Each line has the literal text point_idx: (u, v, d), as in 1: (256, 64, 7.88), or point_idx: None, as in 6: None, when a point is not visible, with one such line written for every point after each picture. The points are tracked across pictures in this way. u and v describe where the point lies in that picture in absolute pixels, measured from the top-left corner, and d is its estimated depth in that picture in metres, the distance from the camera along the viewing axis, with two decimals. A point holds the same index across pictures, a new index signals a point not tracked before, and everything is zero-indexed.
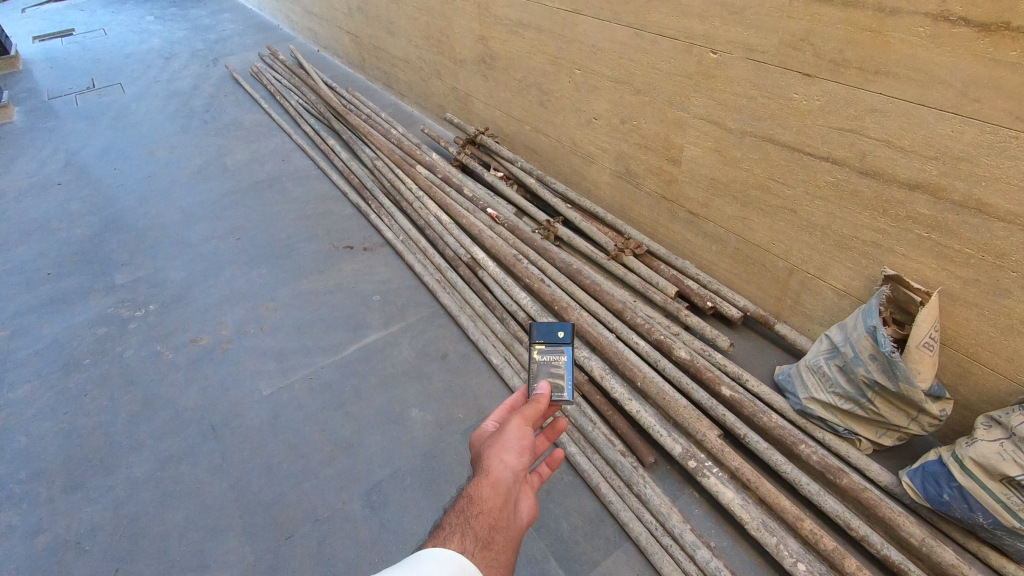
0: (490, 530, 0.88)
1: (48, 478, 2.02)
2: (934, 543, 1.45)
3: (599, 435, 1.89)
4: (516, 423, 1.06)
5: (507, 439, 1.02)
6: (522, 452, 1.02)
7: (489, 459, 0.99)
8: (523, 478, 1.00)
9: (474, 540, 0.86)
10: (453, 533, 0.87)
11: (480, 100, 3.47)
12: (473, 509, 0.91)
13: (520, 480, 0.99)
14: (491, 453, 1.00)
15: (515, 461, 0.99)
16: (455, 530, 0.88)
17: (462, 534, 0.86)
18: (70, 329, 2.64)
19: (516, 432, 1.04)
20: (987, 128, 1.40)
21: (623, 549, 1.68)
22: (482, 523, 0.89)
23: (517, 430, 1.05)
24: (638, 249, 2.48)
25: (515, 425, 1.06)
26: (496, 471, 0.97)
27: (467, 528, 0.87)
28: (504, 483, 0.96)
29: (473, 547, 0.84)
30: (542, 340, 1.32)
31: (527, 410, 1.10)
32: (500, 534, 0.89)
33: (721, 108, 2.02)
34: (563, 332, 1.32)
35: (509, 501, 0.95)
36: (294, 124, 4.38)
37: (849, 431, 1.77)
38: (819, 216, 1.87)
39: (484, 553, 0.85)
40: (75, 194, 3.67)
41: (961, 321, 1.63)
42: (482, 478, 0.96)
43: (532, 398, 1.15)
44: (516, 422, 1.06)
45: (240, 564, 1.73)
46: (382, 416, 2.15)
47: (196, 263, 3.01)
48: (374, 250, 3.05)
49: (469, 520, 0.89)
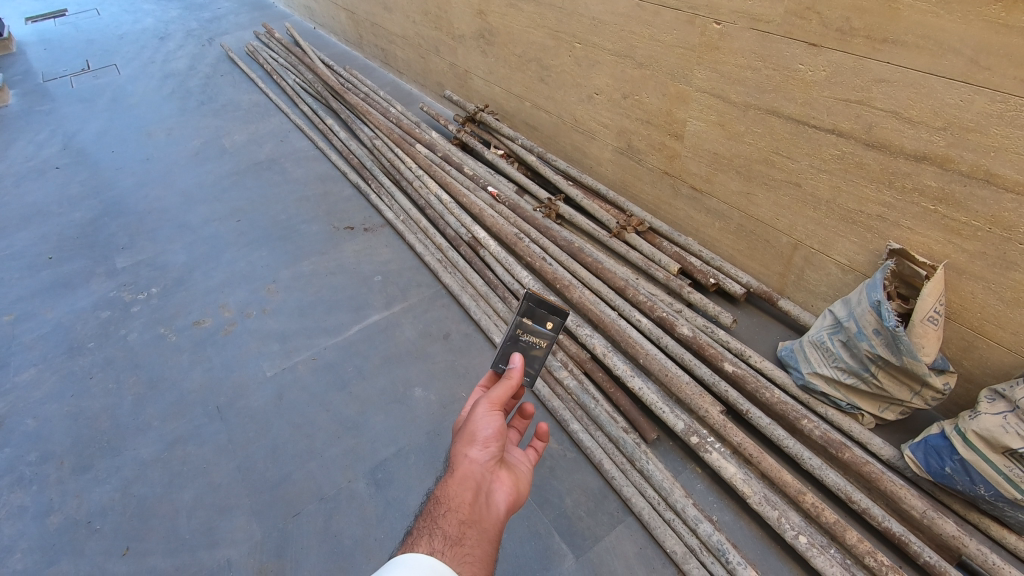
0: (460, 526, 0.93)
1: (57, 460, 2.04)
2: (935, 515, 1.46)
3: (601, 412, 1.89)
4: (482, 410, 1.10)
5: (474, 432, 1.07)
6: (488, 442, 1.06)
7: (457, 456, 1.04)
8: (492, 468, 1.04)
9: (443, 539, 0.90)
10: (423, 537, 0.92)
11: (479, 77, 3.41)
12: (442, 508, 0.97)
13: (490, 471, 1.04)
14: (458, 450, 1.05)
15: (481, 453, 1.04)
16: (424, 533, 0.93)
17: (431, 537, 0.91)
18: (74, 312, 2.65)
19: (482, 423, 1.08)
20: (998, 96, 1.37)
21: (626, 524, 1.70)
22: (452, 522, 0.94)
23: (484, 420, 1.09)
24: (639, 226, 2.46)
25: (482, 414, 1.10)
26: (462, 467, 1.02)
27: (436, 529, 0.92)
28: (472, 477, 1.01)
29: (442, 546, 0.89)
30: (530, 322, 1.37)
31: (497, 393, 1.15)
32: (472, 529, 0.94)
33: (725, 81, 1.98)
34: (552, 322, 1.37)
35: (479, 494, 0.99)
36: (292, 104, 4.34)
37: (852, 406, 1.77)
38: (823, 190, 1.84)
39: (455, 550, 0.89)
40: (74, 178, 3.65)
41: (967, 294, 1.61)
42: (451, 476, 1.02)
43: (505, 379, 1.19)
44: (483, 411, 1.10)
45: (249, 542, 1.75)
46: (386, 396, 2.17)
47: (198, 245, 3.00)
48: (374, 230, 3.03)
49: (437, 520, 0.94)
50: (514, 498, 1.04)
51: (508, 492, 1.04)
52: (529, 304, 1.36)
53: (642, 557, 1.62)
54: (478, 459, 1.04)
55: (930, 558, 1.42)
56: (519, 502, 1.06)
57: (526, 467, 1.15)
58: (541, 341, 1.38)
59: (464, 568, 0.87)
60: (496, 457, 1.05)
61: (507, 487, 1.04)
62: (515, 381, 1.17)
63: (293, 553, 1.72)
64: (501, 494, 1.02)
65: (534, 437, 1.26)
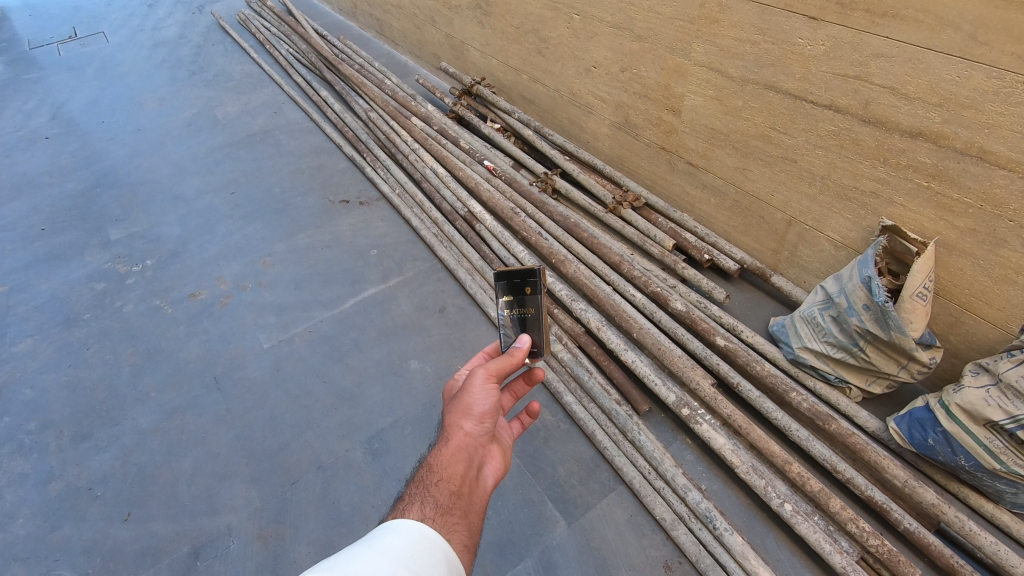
0: (451, 496, 0.95)
1: (56, 429, 2.06)
2: (916, 484, 1.50)
3: (595, 384, 1.92)
4: (481, 382, 1.12)
5: (470, 405, 1.10)
6: (483, 417, 1.10)
7: (452, 428, 1.08)
8: (483, 442, 1.09)
9: (434, 507, 0.92)
10: (413, 503, 0.93)
11: (476, 48, 3.37)
12: (433, 477, 0.99)
13: (481, 445, 1.08)
14: (453, 422, 1.08)
15: (475, 427, 1.08)
16: (416, 499, 0.94)
17: (422, 503, 0.93)
18: (69, 284, 2.64)
19: (479, 395, 1.10)
20: (994, 73, 1.37)
21: (617, 492, 1.75)
22: (443, 491, 0.96)
23: (480, 393, 1.11)
24: (636, 202, 2.46)
25: (479, 386, 1.12)
26: (457, 439, 1.05)
27: (427, 496, 0.94)
28: (465, 450, 1.04)
29: (433, 514, 0.91)
30: (510, 300, 1.33)
31: (494, 364, 1.15)
32: (462, 500, 0.97)
33: (723, 54, 1.97)
34: (531, 287, 1.31)
35: (470, 466, 1.03)
36: (285, 75, 4.28)
37: (840, 379, 1.80)
38: (819, 166, 1.85)
39: (445, 518, 0.91)
40: (64, 148, 3.60)
41: (956, 271, 1.64)
42: (445, 447, 1.05)
43: (509, 353, 1.20)
44: (481, 382, 1.12)
45: (248, 509, 1.79)
46: (383, 368, 2.19)
47: (192, 218, 2.99)
48: (370, 204, 3.02)
49: (429, 488, 0.96)
50: (500, 472, 1.10)
51: (495, 466, 1.10)
52: (501, 284, 1.33)
53: (633, 524, 1.67)
54: (472, 432, 1.08)
55: (910, 525, 1.47)
56: (504, 475, 1.11)
57: (508, 441, 1.20)
58: (531, 309, 1.32)
59: (454, 536, 0.89)
60: (490, 431, 1.10)
61: (496, 462, 1.09)
62: (515, 357, 1.17)
63: (292, 519, 1.76)
64: (490, 468, 1.07)
65: (522, 412, 1.33)
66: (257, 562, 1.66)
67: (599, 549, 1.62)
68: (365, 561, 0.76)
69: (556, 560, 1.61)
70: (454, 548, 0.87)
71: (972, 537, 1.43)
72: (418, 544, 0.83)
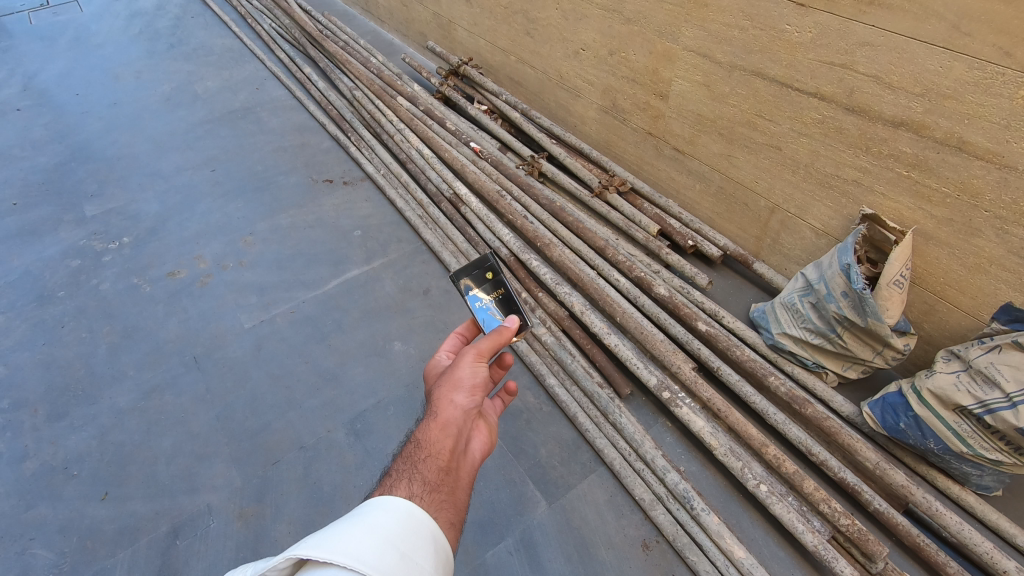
0: (438, 472, 0.96)
1: (30, 407, 2.02)
2: (887, 466, 1.54)
3: (578, 367, 1.93)
4: (470, 359, 1.13)
5: (459, 380, 1.11)
6: (473, 391, 1.11)
7: (441, 402, 1.08)
8: (472, 417, 1.09)
9: (421, 484, 0.92)
10: (400, 480, 0.93)
11: (463, 28, 3.33)
12: (422, 453, 1.00)
13: (470, 419, 1.09)
14: (443, 395, 1.09)
15: (465, 401, 1.09)
16: (403, 476, 0.94)
17: (409, 480, 0.93)
18: (42, 260, 2.58)
19: (468, 370, 1.12)
20: (975, 64, 1.39)
21: (597, 473, 1.77)
22: (431, 467, 0.96)
23: (469, 368, 1.13)
24: (622, 186, 2.46)
25: (468, 362, 1.13)
26: (446, 413, 1.06)
27: (415, 473, 0.95)
28: (454, 424, 1.05)
29: (420, 491, 0.91)
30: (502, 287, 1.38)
31: (484, 343, 1.17)
32: (450, 476, 0.97)
33: (712, 39, 1.97)
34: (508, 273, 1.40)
35: (458, 441, 1.04)
36: (267, 50, 4.18)
37: (817, 364, 1.84)
38: (802, 154, 1.86)
39: (433, 495, 0.91)
40: (36, 121, 3.49)
41: (932, 260, 1.67)
42: (434, 421, 1.05)
43: (497, 331, 1.20)
44: (470, 359, 1.13)
45: (229, 488, 1.79)
46: (365, 349, 2.18)
47: (171, 195, 2.92)
48: (354, 183, 2.98)
49: (417, 465, 0.97)
50: (488, 447, 1.11)
51: (483, 441, 1.11)
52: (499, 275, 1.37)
53: (612, 504, 1.70)
54: (462, 405, 1.09)
55: (879, 506, 1.51)
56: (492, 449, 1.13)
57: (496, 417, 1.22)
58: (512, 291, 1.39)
59: (441, 513, 0.89)
60: (479, 406, 1.11)
61: (484, 437, 1.10)
62: (505, 335, 1.18)
63: (273, 498, 1.76)
64: (478, 442, 1.09)
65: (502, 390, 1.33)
66: (238, 541, 1.66)
67: (579, 528, 1.65)
68: (353, 538, 0.76)
69: (536, 539, 1.63)
70: (440, 526, 0.88)
71: (939, 518, 1.48)
72: (406, 523, 0.83)
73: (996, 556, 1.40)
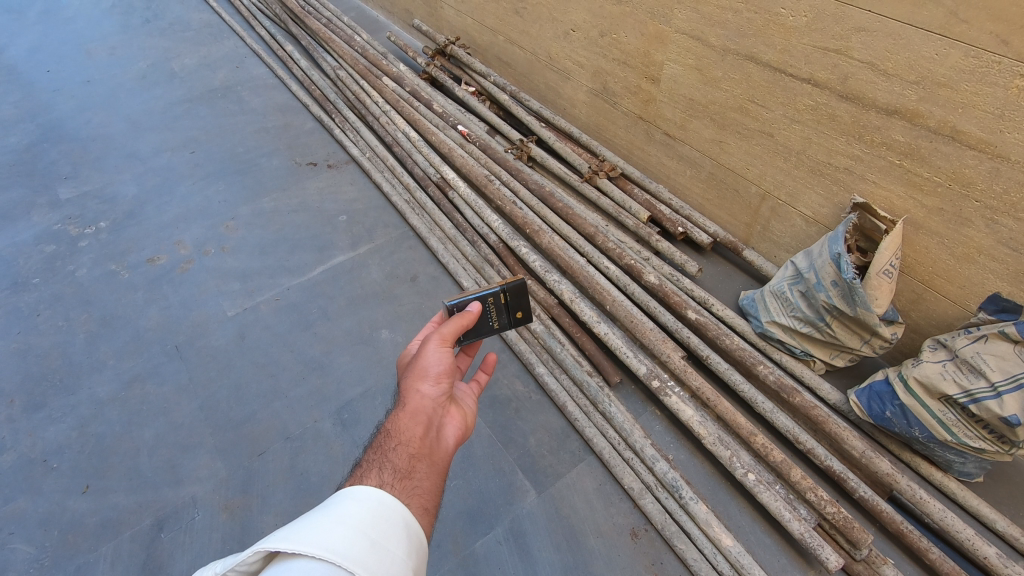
0: (410, 460, 0.95)
1: (6, 398, 1.97)
2: (872, 455, 1.56)
3: (567, 355, 1.92)
4: (434, 345, 1.13)
5: (425, 367, 1.10)
6: (440, 378, 1.11)
7: (409, 391, 1.08)
8: (442, 404, 1.09)
9: (392, 472, 0.91)
10: (371, 469, 0.92)
11: (450, 6, 3.24)
12: (392, 442, 0.99)
13: (440, 405, 1.08)
14: (409, 384, 1.08)
15: (433, 388, 1.09)
16: (374, 465, 0.93)
17: (380, 469, 0.91)
18: (15, 245, 2.50)
19: (433, 358, 1.11)
20: (971, 51, 1.37)
21: (586, 462, 1.77)
22: (401, 456, 0.95)
23: (434, 355, 1.12)
24: (612, 171, 2.42)
25: (433, 350, 1.13)
26: (415, 402, 1.05)
27: (385, 462, 0.93)
28: (423, 412, 1.05)
29: (391, 479, 0.89)
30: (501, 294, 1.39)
31: (445, 330, 1.17)
32: (420, 462, 0.96)
33: (706, 22, 1.93)
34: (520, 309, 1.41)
35: (429, 428, 1.03)
36: (247, 26, 4.05)
37: (805, 353, 1.84)
38: (795, 141, 1.84)
39: (404, 482, 0.90)
40: (6, 98, 3.35)
41: (921, 249, 1.67)
42: (402, 411, 1.04)
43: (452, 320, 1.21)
44: (434, 346, 1.13)
45: (214, 480, 1.76)
46: (351, 337, 2.15)
47: (149, 177, 2.83)
48: (339, 166, 2.92)
49: (387, 454, 0.95)
50: (462, 432, 1.11)
51: (456, 426, 1.10)
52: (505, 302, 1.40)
53: (602, 493, 1.70)
54: (430, 394, 1.08)
55: (864, 493, 1.53)
56: (466, 434, 1.13)
57: (471, 403, 1.21)
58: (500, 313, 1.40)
59: (414, 500, 0.88)
60: (447, 392, 1.11)
61: (456, 422, 1.10)
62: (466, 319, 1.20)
63: (259, 489, 1.73)
64: (451, 428, 1.08)
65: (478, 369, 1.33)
66: (223, 532, 1.64)
67: (568, 517, 1.65)
68: (322, 527, 0.74)
69: (525, 529, 1.63)
70: (413, 512, 0.86)
71: (923, 505, 1.50)
72: (377, 512, 0.81)
73: (976, 542, 1.44)
